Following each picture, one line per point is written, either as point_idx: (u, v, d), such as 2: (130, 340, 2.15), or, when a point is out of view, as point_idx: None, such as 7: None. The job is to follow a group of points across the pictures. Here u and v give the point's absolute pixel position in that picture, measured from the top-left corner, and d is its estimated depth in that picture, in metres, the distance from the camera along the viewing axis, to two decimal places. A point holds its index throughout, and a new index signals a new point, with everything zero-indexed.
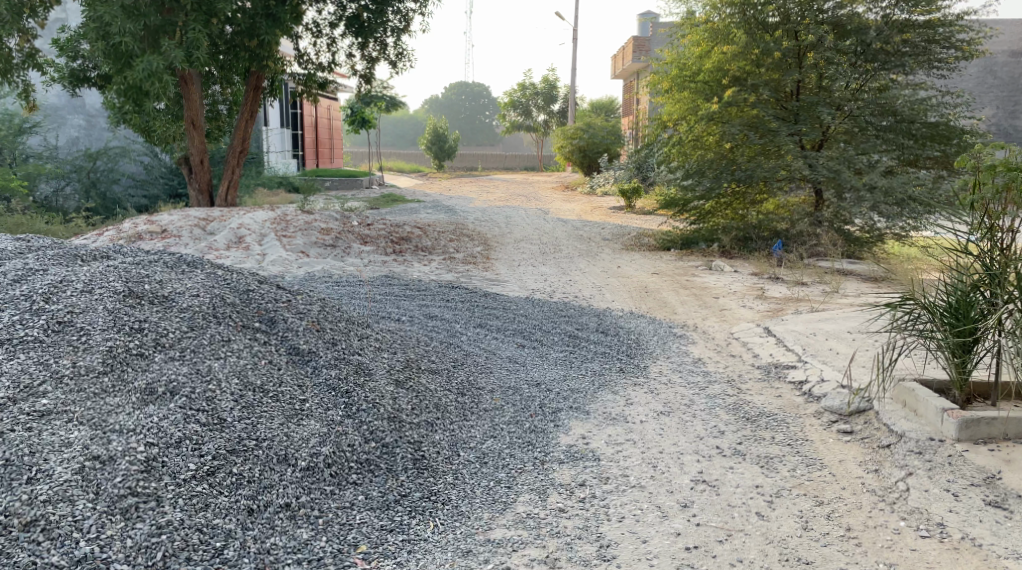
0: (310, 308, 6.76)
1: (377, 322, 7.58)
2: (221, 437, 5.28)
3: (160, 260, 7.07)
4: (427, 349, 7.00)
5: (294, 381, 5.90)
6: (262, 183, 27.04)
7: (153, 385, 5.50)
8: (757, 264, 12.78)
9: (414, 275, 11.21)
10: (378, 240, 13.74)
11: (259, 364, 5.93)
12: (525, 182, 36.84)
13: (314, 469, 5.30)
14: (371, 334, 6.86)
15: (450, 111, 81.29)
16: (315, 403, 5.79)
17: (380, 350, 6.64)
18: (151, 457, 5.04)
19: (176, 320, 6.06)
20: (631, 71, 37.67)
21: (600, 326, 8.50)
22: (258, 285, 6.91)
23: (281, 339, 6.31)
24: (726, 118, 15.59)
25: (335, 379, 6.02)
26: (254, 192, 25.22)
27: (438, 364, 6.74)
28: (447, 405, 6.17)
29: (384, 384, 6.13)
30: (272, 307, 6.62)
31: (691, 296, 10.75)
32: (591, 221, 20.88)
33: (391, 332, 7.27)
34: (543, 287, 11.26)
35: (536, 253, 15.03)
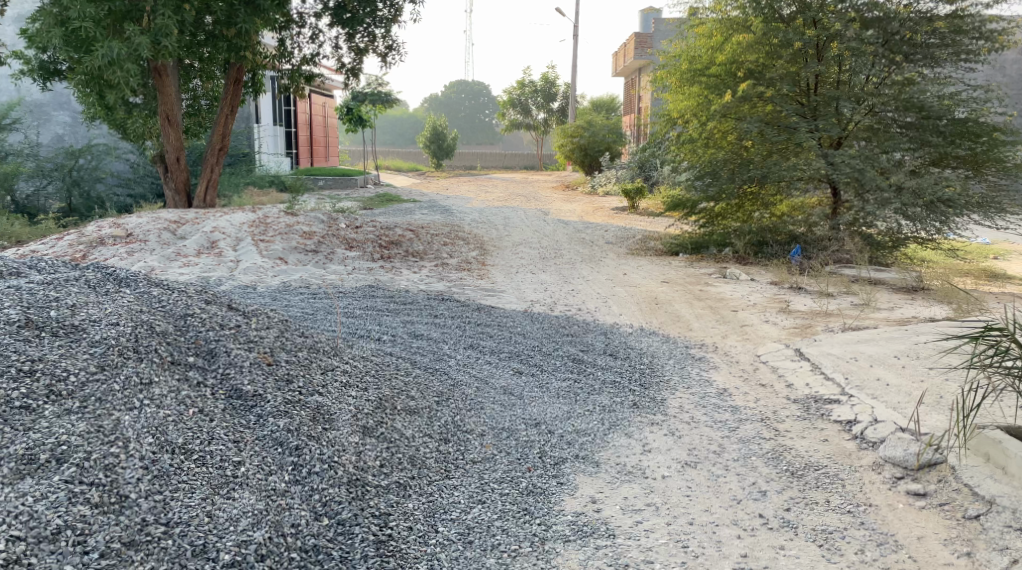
0: (261, 337, 5.87)
1: (351, 346, 6.58)
2: (117, 526, 4.33)
3: (80, 279, 6.11)
4: (406, 382, 6.04)
5: (223, 436, 4.97)
6: (252, 181, 25.98)
7: (34, 451, 4.54)
8: (777, 273, 11.77)
9: (401, 285, 10.18)
10: (365, 245, 12.69)
11: (185, 417, 5.00)
12: (524, 182, 35.79)
13: (240, 564, 4.35)
14: (338, 368, 5.91)
15: (449, 109, 80.18)
16: (253, 466, 4.85)
17: (347, 387, 5.71)
18: (14, 558, 4.10)
19: (82, 359, 5.12)
20: (633, 69, 36.59)
21: (607, 348, 7.50)
22: (200, 309, 5.99)
23: (220, 379, 5.42)
24: (742, 113, 14.58)
25: (284, 432, 5.09)
26: (243, 192, 24.17)
27: (419, 403, 5.78)
28: (425, 458, 5.24)
29: (347, 435, 5.21)
30: (214, 337, 5.72)
31: (708, 309, 9.72)
32: (593, 223, 19.87)
33: (366, 359, 6.29)
34: (544, 298, 10.22)
35: (536, 258, 14.00)
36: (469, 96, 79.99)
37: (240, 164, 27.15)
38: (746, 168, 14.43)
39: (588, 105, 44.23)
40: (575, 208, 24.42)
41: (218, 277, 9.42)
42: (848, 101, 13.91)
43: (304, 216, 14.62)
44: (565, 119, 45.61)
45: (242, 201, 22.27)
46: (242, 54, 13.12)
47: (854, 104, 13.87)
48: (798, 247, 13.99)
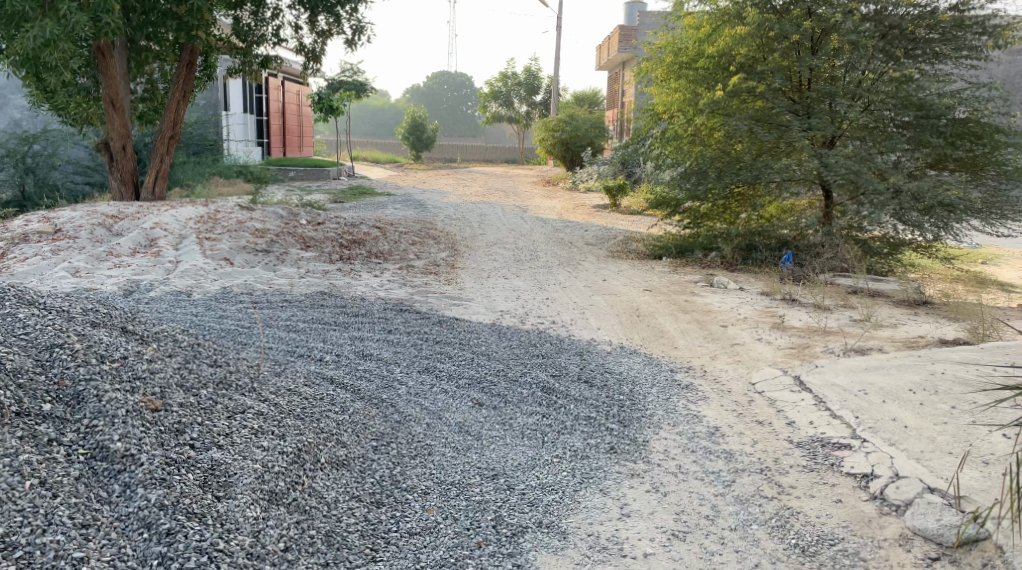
0: (151, 373, 5.16)
1: (280, 375, 5.76)
2: None
3: None
4: (338, 422, 5.33)
5: (63, 511, 4.26)
6: (219, 171, 24.93)
7: None
8: (768, 282, 10.95)
9: (358, 292, 9.27)
10: (326, 245, 11.88)
11: (22, 492, 4.27)
12: (504, 176, 34.87)
13: None
14: (251, 408, 5.21)
15: (431, 100, 78.96)
16: (104, 561, 4.13)
17: (257, 436, 4.99)
18: None
19: None
20: (617, 63, 35.73)
21: (580, 373, 6.59)
22: (75, 336, 5.26)
23: (83, 435, 4.69)
24: (731, 109, 13.68)
25: (154, 510, 4.37)
26: (210, 183, 23.12)
27: (351, 452, 5.11)
28: (348, 533, 4.55)
29: (245, 507, 4.51)
30: (87, 374, 4.98)
31: (695, 324, 8.86)
32: (572, 221, 18.99)
33: (295, 395, 5.52)
34: (516, 308, 9.33)
35: (510, 260, 13.11)
36: (451, 87, 78.85)
37: (208, 153, 26.07)
38: (735, 168, 13.53)
39: (571, 98, 43.29)
40: (555, 205, 23.51)
41: (153, 281, 8.59)
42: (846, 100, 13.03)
43: (265, 211, 13.85)
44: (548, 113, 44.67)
45: (205, 193, 21.21)
46: (193, 34, 12.37)
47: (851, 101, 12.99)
48: (788, 252, 13.22)
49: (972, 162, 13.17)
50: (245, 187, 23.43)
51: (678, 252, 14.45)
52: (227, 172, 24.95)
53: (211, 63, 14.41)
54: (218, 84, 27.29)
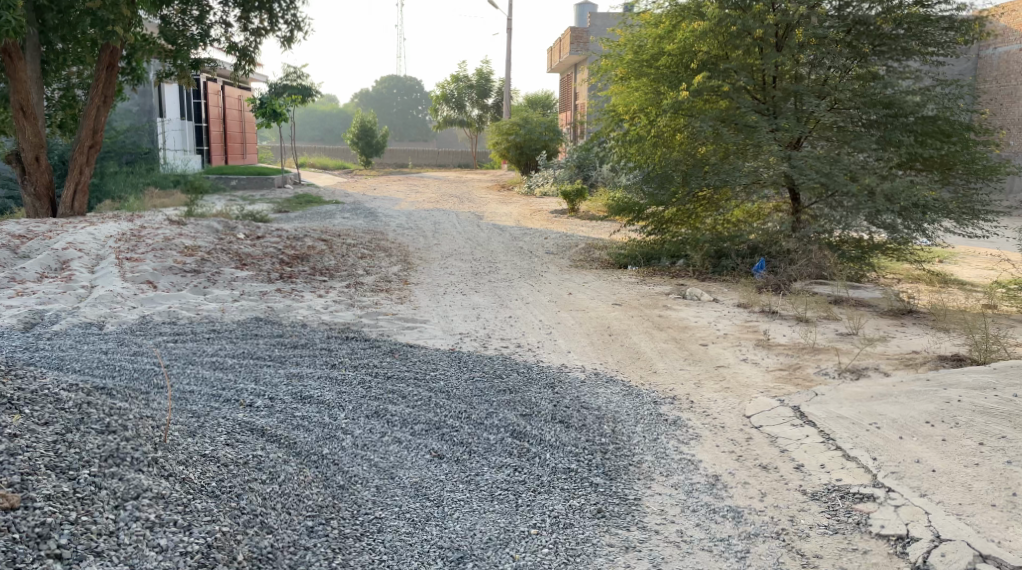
0: (12, 456, 4.32)
1: (199, 436, 4.94)
2: None
3: None
4: (264, 497, 4.56)
5: None
6: (155, 181, 23.75)
7: None
8: (743, 292, 10.24)
9: (300, 319, 8.43)
10: (264, 263, 11.23)
11: None
12: (457, 182, 33.94)
13: None
14: (148, 491, 4.37)
15: (382, 105, 77.81)
16: None
17: (155, 529, 4.21)
18: None
19: None
20: (568, 65, 34.96)
21: (552, 411, 5.80)
22: None
23: None
24: (695, 111, 12.90)
25: None
26: (147, 195, 21.97)
27: (278, 540, 4.33)
28: None
29: None
30: None
31: (672, 344, 8.10)
32: (531, 229, 18.24)
33: (212, 463, 4.73)
34: (476, 331, 8.50)
35: (467, 273, 12.29)
36: (402, 92, 77.82)
37: (143, 162, 24.91)
38: (700, 173, 12.79)
39: (522, 102, 42.55)
40: (511, 211, 22.64)
41: (60, 312, 8.01)
42: (815, 97, 12.29)
43: (200, 227, 13.05)
44: (500, 116, 43.88)
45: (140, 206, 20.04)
46: (110, 31, 11.78)
47: (819, 100, 12.24)
48: (760, 259, 12.57)
49: (941, 162, 12.47)
50: (184, 199, 22.30)
51: (644, 261, 13.73)
52: (165, 183, 23.78)
53: (137, 65, 13.56)
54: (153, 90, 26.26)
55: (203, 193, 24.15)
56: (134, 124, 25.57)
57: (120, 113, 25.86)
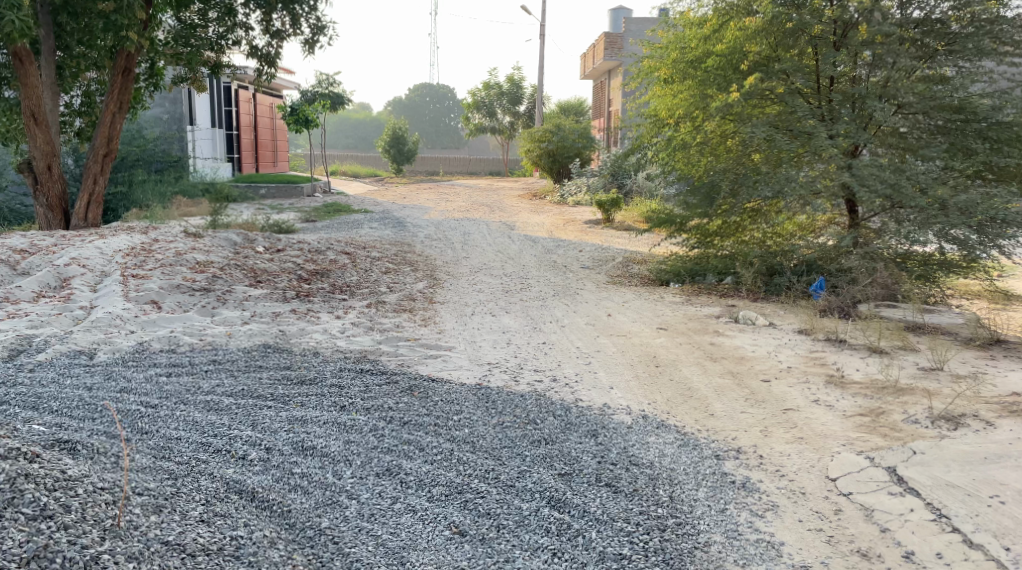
0: None
1: (167, 510, 4.18)
2: None
3: None
4: None
5: None
6: (182, 190, 23.10)
7: None
8: (803, 316, 9.28)
9: (311, 346, 7.57)
10: (281, 280, 10.39)
11: None
12: (488, 189, 33.20)
13: None
14: None
15: (413, 112, 77.28)
16: None
17: None
18: None
19: None
20: (601, 71, 34.10)
21: (596, 468, 4.91)
22: None
23: None
24: (747, 115, 11.85)
25: None
26: (172, 204, 21.33)
27: None
28: None
29: None
30: None
31: (728, 378, 7.18)
32: (563, 240, 17.31)
33: (177, 555, 3.97)
34: (507, 361, 7.62)
35: (498, 290, 11.41)
36: (434, 99, 77.30)
37: (171, 170, 24.30)
38: (752, 181, 11.66)
39: (554, 108, 41.73)
40: (543, 221, 21.76)
41: (50, 338, 7.17)
42: (879, 100, 11.24)
43: (218, 239, 12.38)
44: (532, 123, 43.03)
45: (162, 215, 19.36)
46: (123, 36, 10.95)
47: (884, 103, 11.17)
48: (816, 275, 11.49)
49: (1017, 172, 11.20)
50: (211, 207, 21.63)
51: (685, 277, 12.67)
52: (191, 191, 23.14)
53: (154, 71, 12.84)
54: (182, 95, 25.68)
55: (230, 201, 23.49)
56: (161, 131, 24.99)
57: (147, 119, 25.26)
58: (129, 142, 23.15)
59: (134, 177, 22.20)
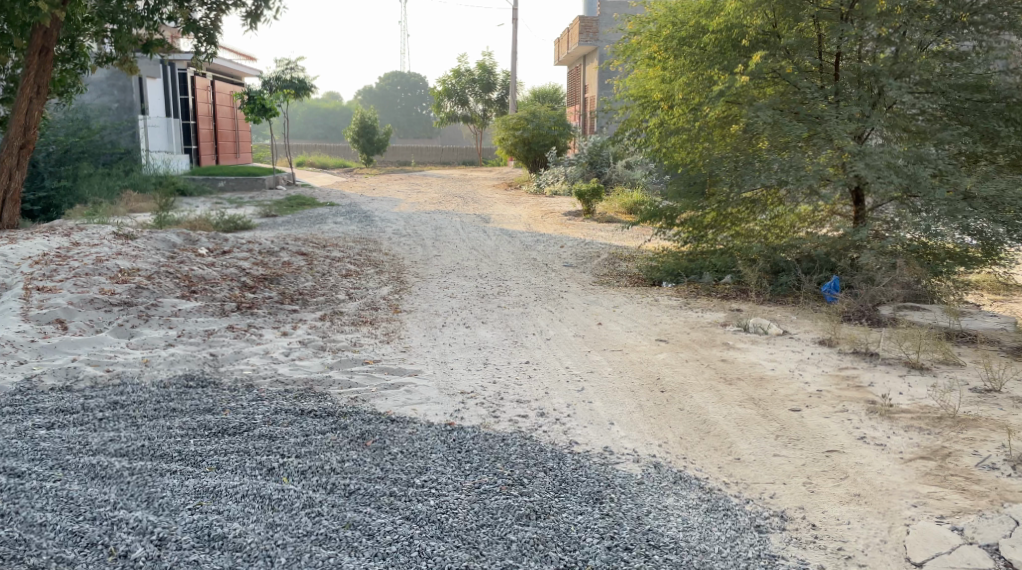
0: None
1: None
2: None
3: None
4: None
5: None
6: (133, 184, 21.69)
7: None
8: (821, 323, 8.09)
9: (245, 380, 6.31)
10: (222, 288, 9.18)
11: None
12: (462, 180, 31.83)
13: None
14: None
15: (384, 102, 75.59)
16: None
17: None
18: None
19: None
20: (576, 56, 32.74)
21: (605, 560, 3.86)
22: None
23: None
24: (750, 97, 10.59)
25: None
26: (120, 200, 19.94)
27: None
28: None
29: None
30: None
31: (748, 406, 5.96)
32: (543, 234, 16.06)
33: None
34: (482, 390, 6.36)
35: (472, 295, 10.16)
36: (405, 88, 75.67)
37: (120, 164, 22.86)
38: (754, 169, 10.39)
39: (529, 96, 40.34)
40: (520, 213, 20.45)
41: None
42: (896, 79, 9.98)
43: (141, 243, 11.00)
44: (506, 111, 41.60)
45: (108, 211, 17.90)
46: (35, 6, 9.98)
47: (901, 83, 9.90)
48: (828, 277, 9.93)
49: None
50: (164, 203, 20.18)
51: (679, 276, 11.39)
52: (143, 184, 21.65)
53: (77, 49, 11.80)
54: (132, 83, 24.14)
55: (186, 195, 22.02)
56: (111, 121, 23.45)
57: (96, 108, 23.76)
58: (74, 132, 21.58)
59: (80, 170, 20.68)
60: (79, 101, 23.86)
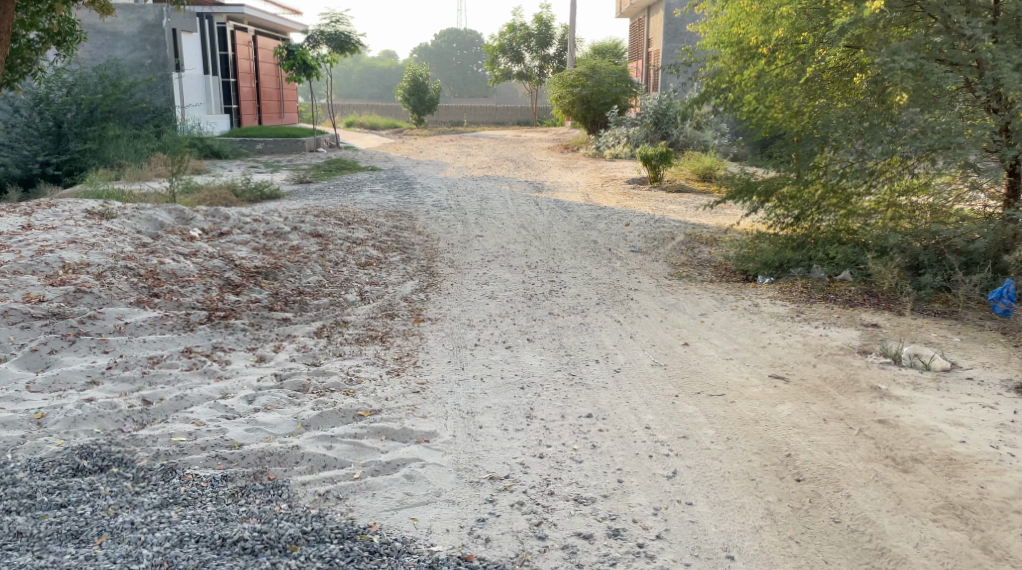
0: None
1: None
2: None
3: None
4: None
5: None
6: (163, 146, 18.48)
7: None
8: (1004, 356, 5.85)
9: (168, 456, 4.23)
10: (195, 289, 7.13)
11: None
12: (515, 141, 29.55)
13: None
14: None
15: (439, 60, 73.09)
16: None
17: None
18: None
19: None
20: (640, 8, 29.99)
21: None
22: None
23: None
24: (884, 39, 8.09)
25: None
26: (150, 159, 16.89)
27: None
28: None
29: None
30: None
31: (953, 525, 3.86)
32: (607, 208, 13.76)
33: None
34: (522, 476, 4.24)
35: (519, 296, 8.02)
36: (461, 45, 73.18)
37: None
38: (887, 135, 7.99)
39: (589, 51, 37.62)
40: (578, 181, 18.15)
41: None
42: None
43: (115, 224, 8.96)
44: (563, 68, 38.97)
45: (127, 175, 15.92)
46: None
47: None
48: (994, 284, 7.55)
49: None
50: (192, 168, 18.19)
51: (779, 268, 8.81)
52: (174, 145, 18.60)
53: None
54: (166, 36, 20.62)
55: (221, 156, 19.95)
56: (141, 77, 20.37)
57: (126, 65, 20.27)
58: (101, 89, 18.31)
59: (106, 131, 17.26)
60: (109, 56, 20.57)
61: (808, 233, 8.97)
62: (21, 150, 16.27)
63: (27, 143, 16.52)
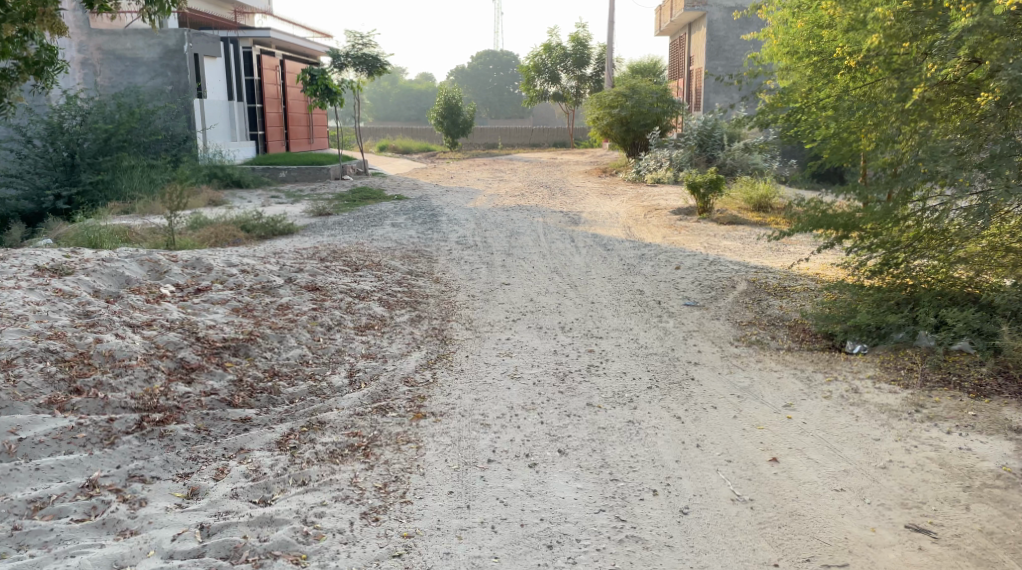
0: None
1: None
2: None
3: None
4: None
5: None
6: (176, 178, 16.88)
7: None
8: None
9: None
10: (133, 379, 5.50)
11: None
12: (550, 165, 27.93)
13: None
14: None
15: (475, 82, 71.88)
16: None
17: None
18: None
19: None
20: (680, 25, 28.36)
21: None
22: None
23: None
24: (1014, 47, 6.20)
25: None
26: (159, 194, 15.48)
27: None
28: None
29: None
30: None
31: None
32: (652, 247, 12.08)
33: None
34: None
35: (549, 376, 6.37)
36: (498, 67, 71.89)
37: None
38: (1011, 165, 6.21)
39: (627, 70, 36.10)
40: (619, 210, 16.50)
41: None
42: None
43: (66, 282, 7.39)
44: (599, 88, 37.45)
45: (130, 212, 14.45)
46: None
47: None
48: None
49: None
50: (207, 200, 16.63)
51: (876, 333, 6.99)
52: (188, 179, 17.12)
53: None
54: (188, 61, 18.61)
55: (238, 186, 18.48)
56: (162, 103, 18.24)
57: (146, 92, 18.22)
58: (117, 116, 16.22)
59: (119, 162, 15.53)
60: (129, 85, 18.64)
61: (909, 286, 7.12)
62: (33, 181, 14.20)
63: (37, 174, 14.48)
